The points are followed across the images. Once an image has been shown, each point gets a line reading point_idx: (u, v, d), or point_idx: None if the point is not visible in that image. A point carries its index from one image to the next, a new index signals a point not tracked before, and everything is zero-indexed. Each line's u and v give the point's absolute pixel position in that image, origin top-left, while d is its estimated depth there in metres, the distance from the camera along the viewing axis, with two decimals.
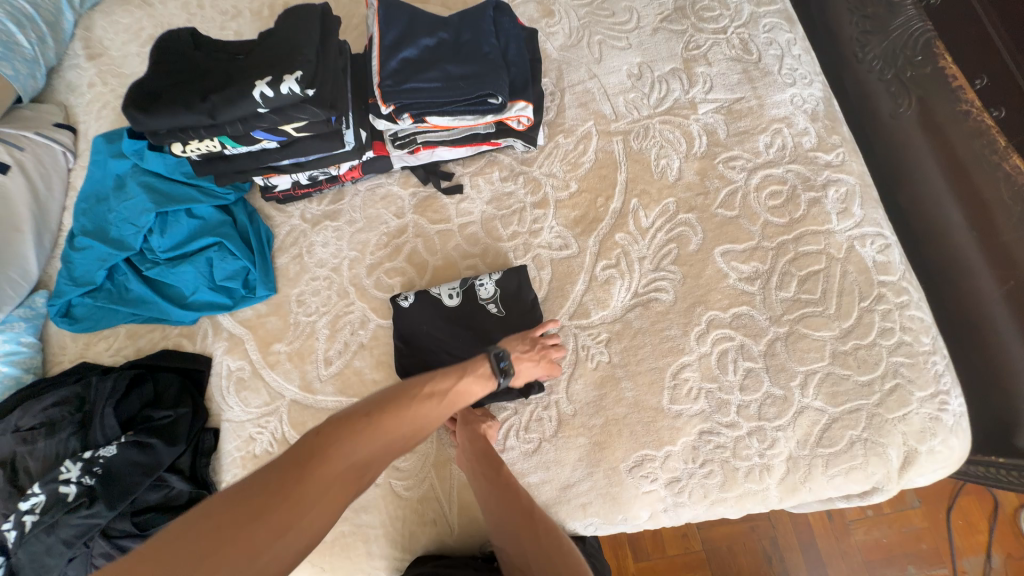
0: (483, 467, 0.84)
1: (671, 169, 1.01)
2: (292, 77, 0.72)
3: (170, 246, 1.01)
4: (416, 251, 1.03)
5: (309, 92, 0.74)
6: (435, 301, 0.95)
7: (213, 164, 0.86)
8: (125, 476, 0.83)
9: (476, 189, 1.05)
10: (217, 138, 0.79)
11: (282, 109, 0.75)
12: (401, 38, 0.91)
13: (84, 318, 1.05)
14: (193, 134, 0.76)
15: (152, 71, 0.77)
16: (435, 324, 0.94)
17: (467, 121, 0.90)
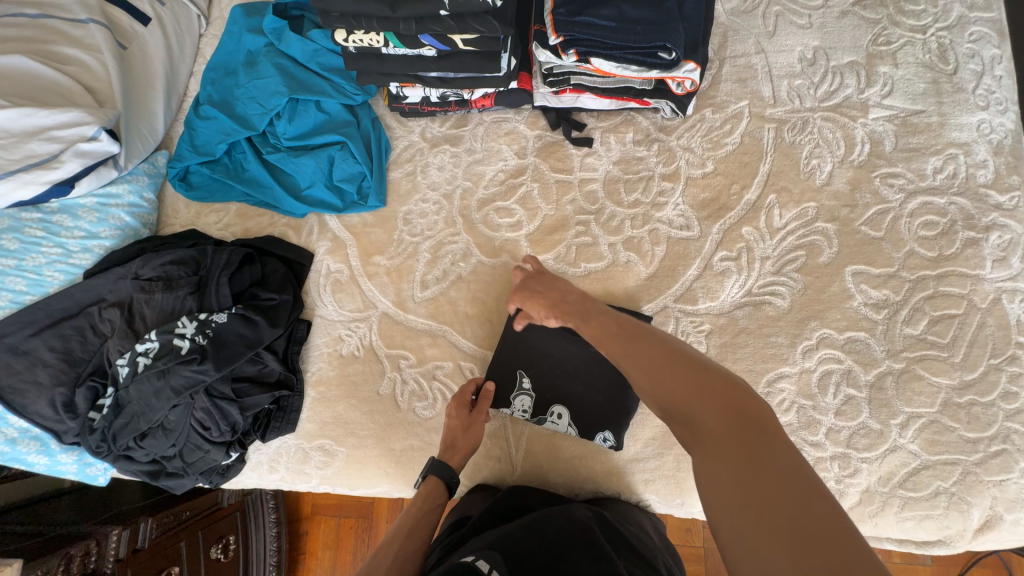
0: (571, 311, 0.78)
1: (821, 172, 0.94)
2: None
3: (294, 135, 1.01)
4: (531, 197, 1.01)
5: (496, 4, 0.70)
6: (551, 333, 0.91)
7: (363, 60, 0.84)
8: (231, 344, 0.88)
9: (605, 146, 1.00)
10: (383, 33, 0.76)
11: (463, 16, 0.71)
12: None
13: (198, 187, 1.08)
14: (365, 23, 0.73)
15: None
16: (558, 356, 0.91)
17: (629, 71, 0.85)
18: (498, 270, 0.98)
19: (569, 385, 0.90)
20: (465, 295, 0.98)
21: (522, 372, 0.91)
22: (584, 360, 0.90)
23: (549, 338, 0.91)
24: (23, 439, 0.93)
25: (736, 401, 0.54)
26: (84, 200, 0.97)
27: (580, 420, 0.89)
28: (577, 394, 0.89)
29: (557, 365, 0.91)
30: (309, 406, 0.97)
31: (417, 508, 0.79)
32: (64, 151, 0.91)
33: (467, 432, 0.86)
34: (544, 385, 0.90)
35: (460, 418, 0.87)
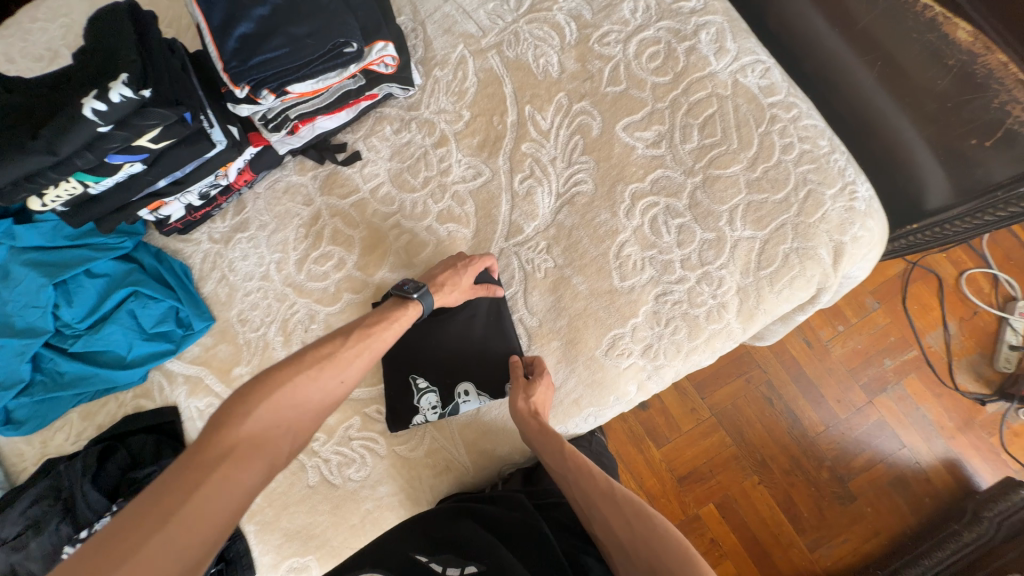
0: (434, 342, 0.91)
1: (553, 65, 1.00)
2: (120, 81, 0.66)
3: (85, 313, 0.95)
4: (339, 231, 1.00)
5: (145, 93, 0.68)
6: (423, 333, 0.92)
7: (87, 209, 0.81)
8: None
9: (374, 150, 1.02)
10: (73, 178, 0.73)
11: (129, 122, 0.70)
12: (229, 15, 0.83)
13: (28, 418, 0.97)
14: (43, 178, 0.70)
15: None
16: (438, 347, 0.92)
17: (332, 79, 0.86)
18: (349, 311, 0.97)
19: (463, 362, 0.91)
20: None
21: (417, 380, 0.90)
22: (462, 334, 0.92)
23: (419, 338, 0.92)
24: None
25: (659, 523, 0.67)
26: None
27: (488, 386, 0.90)
28: (473, 366, 0.90)
29: (441, 354, 0.91)
30: (257, 540, 0.92)
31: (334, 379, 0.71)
32: None
33: (460, 288, 0.87)
34: (441, 377, 0.90)
35: (468, 276, 0.87)
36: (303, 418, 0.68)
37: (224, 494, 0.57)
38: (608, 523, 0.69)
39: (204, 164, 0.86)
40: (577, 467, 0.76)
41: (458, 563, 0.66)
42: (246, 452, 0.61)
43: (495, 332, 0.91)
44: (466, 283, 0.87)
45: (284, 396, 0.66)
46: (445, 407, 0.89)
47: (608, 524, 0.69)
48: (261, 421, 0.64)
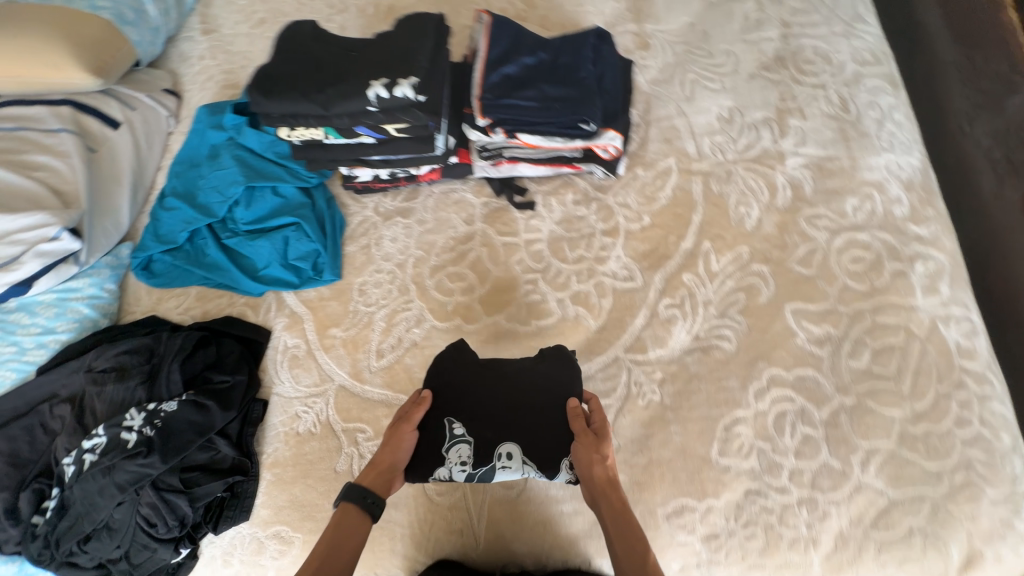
0: (491, 386, 0.84)
1: (750, 218, 0.98)
2: (409, 82, 0.77)
3: (252, 219, 1.07)
4: (478, 261, 1.04)
5: (421, 98, 0.78)
6: (478, 372, 0.85)
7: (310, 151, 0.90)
8: (180, 432, 0.87)
9: (548, 209, 1.06)
10: (322, 128, 0.83)
11: (390, 109, 0.79)
12: (504, 54, 0.94)
13: (161, 274, 1.10)
14: (303, 121, 0.80)
15: (275, 57, 0.82)
16: (492, 395, 0.83)
17: (556, 142, 0.92)
18: (452, 334, 0.99)
19: (518, 420, 0.81)
20: (420, 361, 0.98)
21: (452, 425, 0.81)
22: (520, 387, 0.84)
23: (477, 380, 0.85)
24: None
25: None
26: (43, 297, 1.00)
27: (535, 456, 0.80)
28: (524, 425, 0.81)
29: (494, 400, 0.83)
30: (264, 490, 0.93)
31: (351, 522, 0.70)
32: (25, 253, 0.94)
33: (393, 448, 0.78)
34: (482, 429, 0.81)
35: (404, 428, 0.79)
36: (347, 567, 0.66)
37: None
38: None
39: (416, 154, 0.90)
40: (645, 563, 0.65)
41: None
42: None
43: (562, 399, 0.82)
44: (405, 436, 0.79)
45: (330, 539, 0.68)
46: (477, 464, 0.79)
47: None
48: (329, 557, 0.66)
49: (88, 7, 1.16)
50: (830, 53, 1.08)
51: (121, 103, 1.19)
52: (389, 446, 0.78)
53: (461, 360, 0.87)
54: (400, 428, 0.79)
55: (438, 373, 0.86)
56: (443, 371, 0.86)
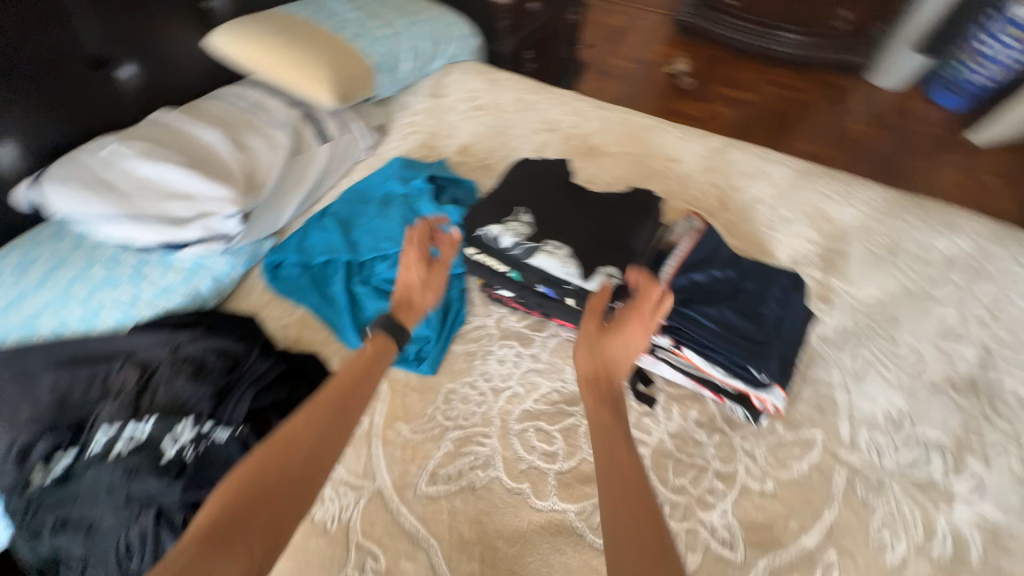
0: (593, 202, 0.97)
1: (893, 552, 0.82)
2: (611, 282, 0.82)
3: (388, 279, 1.08)
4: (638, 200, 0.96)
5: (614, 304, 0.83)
6: (545, 198, 0.96)
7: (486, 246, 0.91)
8: None
9: (666, 414, 0.97)
10: (507, 270, 0.91)
11: (607, 215, 0.93)
12: (698, 262, 0.93)
13: (282, 280, 1.12)
14: (496, 259, 0.91)
15: (528, 167, 1.01)
16: (572, 208, 0.94)
17: (716, 372, 0.86)
18: (513, 499, 0.88)
19: (592, 218, 0.92)
20: (469, 509, 0.87)
21: (520, 214, 0.93)
22: (605, 209, 0.94)
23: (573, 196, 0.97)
24: None
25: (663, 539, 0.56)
26: (183, 259, 1.03)
27: (578, 260, 0.85)
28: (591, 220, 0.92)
29: (575, 209, 0.94)
30: None
31: (372, 355, 0.79)
32: (194, 220, 1.01)
33: (423, 266, 0.89)
34: (531, 223, 0.91)
35: (409, 257, 0.88)
36: (343, 416, 0.69)
37: (308, 456, 0.64)
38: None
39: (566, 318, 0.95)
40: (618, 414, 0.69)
41: None
42: (333, 423, 0.68)
43: (645, 215, 0.92)
44: (411, 255, 0.88)
45: (340, 384, 0.73)
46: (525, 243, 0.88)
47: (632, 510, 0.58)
48: (326, 405, 0.70)
49: (365, 48, 1.34)
50: None
51: (338, 125, 1.32)
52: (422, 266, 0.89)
53: (545, 172, 1.02)
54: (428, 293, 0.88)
55: (530, 163, 1.03)
56: (532, 166, 1.02)
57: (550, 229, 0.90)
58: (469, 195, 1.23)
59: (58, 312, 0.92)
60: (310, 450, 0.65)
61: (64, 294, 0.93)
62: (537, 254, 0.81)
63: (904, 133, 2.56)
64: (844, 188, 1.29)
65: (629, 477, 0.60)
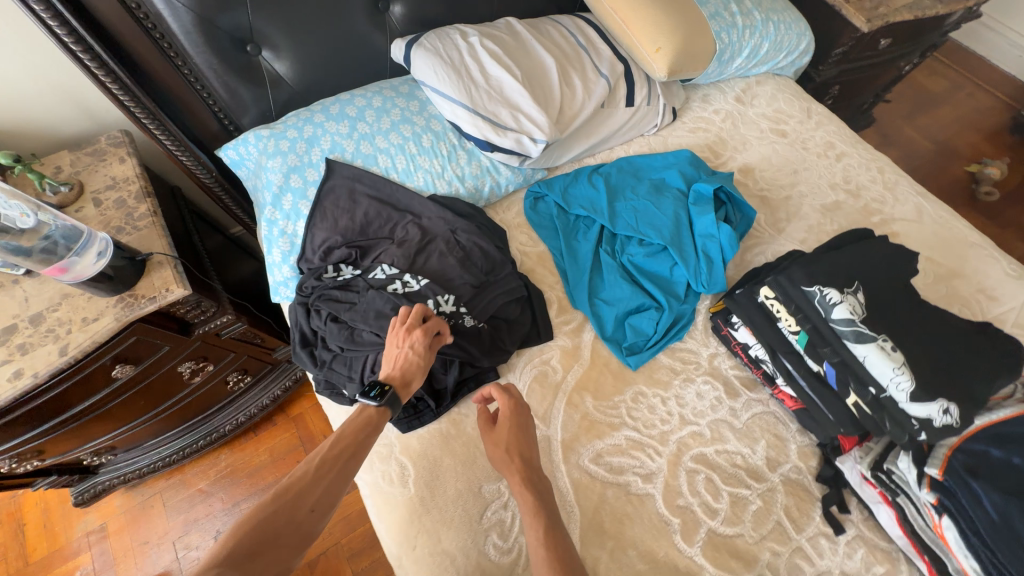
0: (930, 314, 0.88)
1: None
2: (941, 415, 0.77)
3: (636, 264, 1.10)
4: (989, 340, 0.85)
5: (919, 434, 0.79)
6: (882, 287, 0.90)
7: (807, 303, 0.90)
8: None
9: (849, 552, 0.87)
10: (801, 333, 0.91)
11: (945, 340, 0.85)
12: (1007, 437, 0.77)
13: (539, 214, 1.19)
14: (802, 318, 0.90)
15: (872, 247, 0.95)
16: (909, 314, 0.88)
17: (960, 558, 0.76)
18: (658, 524, 0.89)
19: (929, 335, 0.85)
20: (616, 506, 0.90)
21: (855, 291, 0.88)
22: (944, 333, 0.86)
23: (909, 299, 0.90)
24: (287, 235, 1.05)
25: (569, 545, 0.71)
26: (483, 159, 1.14)
27: (910, 372, 0.81)
28: (927, 336, 0.85)
29: (909, 315, 0.87)
30: (429, 429, 0.96)
31: (357, 433, 0.76)
32: (512, 131, 1.09)
33: (422, 363, 0.84)
34: (863, 306, 0.87)
35: (398, 338, 0.85)
36: (354, 460, 0.73)
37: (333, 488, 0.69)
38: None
39: (798, 397, 0.93)
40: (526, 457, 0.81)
41: None
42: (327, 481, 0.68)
43: (991, 362, 0.82)
44: (407, 339, 0.85)
45: (347, 438, 0.74)
46: (855, 324, 0.85)
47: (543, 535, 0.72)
48: (335, 453, 0.72)
49: (714, 32, 1.31)
50: None
51: (647, 95, 1.31)
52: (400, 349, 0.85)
53: (885, 257, 0.94)
54: (416, 376, 0.83)
55: (874, 243, 0.96)
56: (874, 246, 0.95)
57: (883, 324, 0.86)
58: (742, 223, 1.16)
59: (389, 156, 1.08)
60: (314, 499, 0.66)
61: (400, 146, 1.09)
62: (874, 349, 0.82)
63: None
64: None
65: (536, 495, 0.76)
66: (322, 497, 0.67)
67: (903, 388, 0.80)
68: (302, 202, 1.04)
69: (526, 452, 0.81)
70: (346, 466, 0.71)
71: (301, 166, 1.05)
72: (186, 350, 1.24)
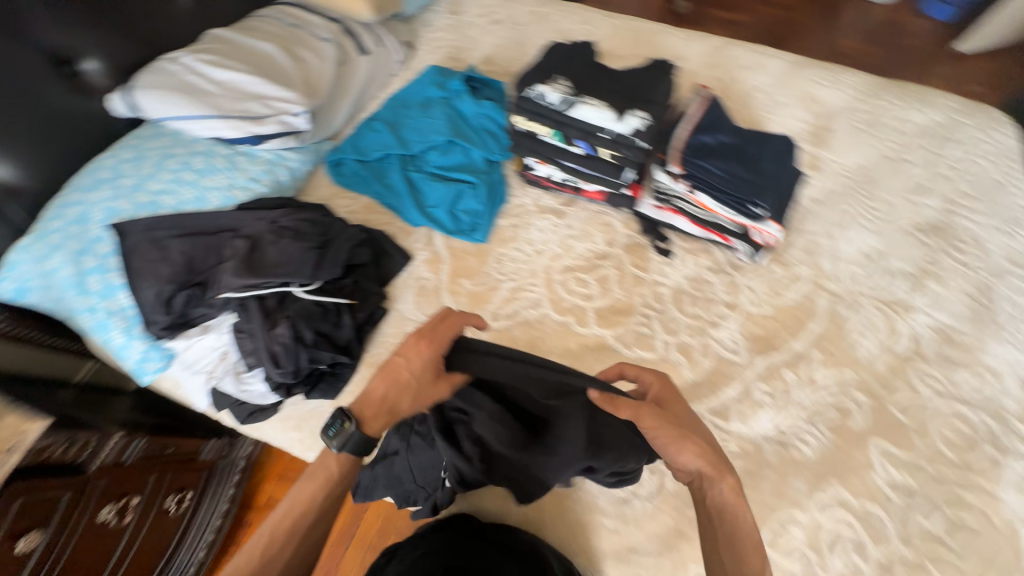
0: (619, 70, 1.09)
1: (864, 348, 1.04)
2: (641, 121, 1.00)
3: (440, 166, 1.26)
4: (654, 65, 1.11)
5: (644, 145, 1.03)
6: (575, 64, 1.08)
7: (535, 106, 1.04)
8: (307, 309, 1.01)
9: (682, 263, 1.16)
10: (550, 130, 1.07)
11: (630, 81, 1.08)
12: (707, 125, 1.10)
13: (345, 176, 1.29)
14: (540, 119, 1.06)
15: (556, 45, 1.12)
16: (599, 73, 1.07)
17: (726, 211, 1.07)
18: (561, 328, 1.10)
19: (620, 80, 1.06)
20: (526, 337, 1.08)
21: (558, 78, 1.05)
22: (630, 75, 1.08)
23: (598, 66, 1.10)
24: (117, 313, 1.03)
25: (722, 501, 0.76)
26: (263, 153, 1.20)
27: (615, 107, 1.00)
28: (619, 81, 1.06)
29: (603, 76, 1.07)
30: (356, 381, 1.05)
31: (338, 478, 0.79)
32: (272, 116, 1.16)
33: (431, 383, 0.81)
34: (567, 82, 1.04)
35: (411, 348, 0.81)
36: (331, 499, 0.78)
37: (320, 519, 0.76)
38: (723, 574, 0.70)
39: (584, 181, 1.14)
40: (687, 441, 0.78)
41: None
42: (311, 520, 0.75)
43: (661, 76, 1.07)
44: (417, 352, 0.81)
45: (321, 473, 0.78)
46: (567, 98, 1.02)
47: (711, 497, 0.76)
48: (310, 492, 0.77)
49: None
50: (983, 242, 1.16)
51: (374, 39, 1.44)
52: (406, 368, 0.80)
53: (568, 47, 1.13)
54: (413, 398, 0.80)
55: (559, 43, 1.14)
56: (560, 45, 1.13)
57: (586, 87, 1.04)
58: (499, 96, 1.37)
59: (173, 193, 1.09)
60: (298, 531, 0.74)
61: (176, 180, 1.10)
62: (586, 108, 1.01)
63: (896, 47, 2.63)
64: (833, 76, 1.43)
65: (698, 450, 0.77)
66: (308, 530, 0.75)
67: (618, 123, 1.01)
68: (111, 275, 1.02)
69: (681, 422, 0.81)
70: (326, 500, 0.77)
71: (87, 246, 1.02)
72: (96, 492, 1.16)
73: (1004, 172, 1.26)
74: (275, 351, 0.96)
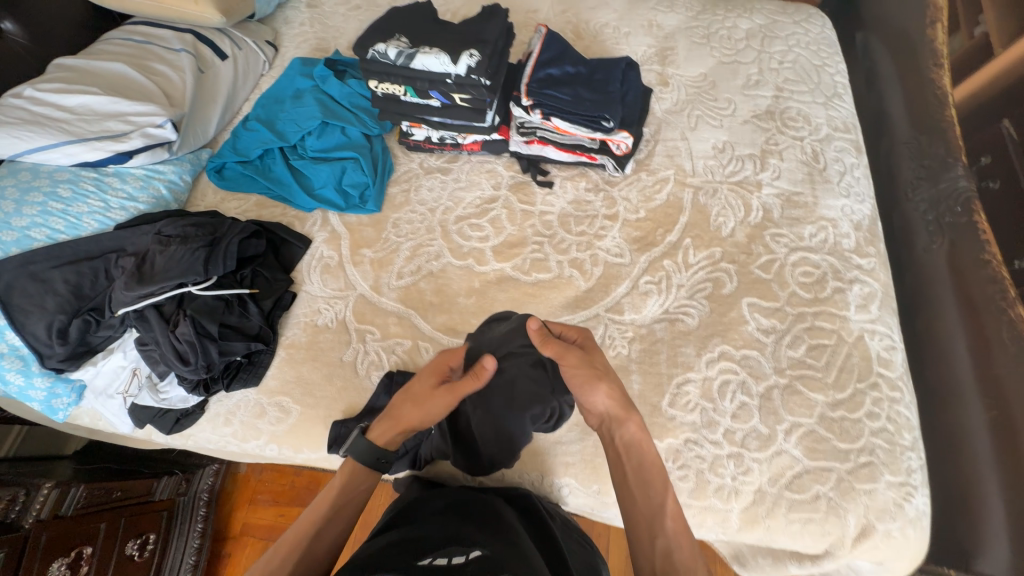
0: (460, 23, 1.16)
1: (726, 227, 1.18)
2: (472, 59, 1.06)
3: (319, 149, 1.29)
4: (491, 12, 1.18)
5: (485, 82, 1.09)
6: (416, 22, 1.14)
7: (382, 66, 1.10)
8: (209, 304, 1.04)
9: (562, 190, 1.27)
10: (403, 87, 1.13)
11: (468, 27, 1.14)
12: (552, 59, 1.21)
13: (230, 179, 1.30)
14: (391, 78, 1.12)
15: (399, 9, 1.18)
16: (439, 26, 1.14)
17: (581, 131, 1.18)
18: (464, 271, 1.17)
19: (458, 29, 1.14)
20: (433, 286, 1.15)
21: (399, 37, 1.10)
22: (469, 24, 1.15)
23: (439, 21, 1.16)
24: (9, 355, 1.02)
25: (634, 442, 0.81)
26: (135, 170, 1.19)
27: (450, 53, 1.07)
28: (457, 30, 1.13)
29: (443, 28, 1.14)
30: (278, 364, 1.08)
31: (335, 503, 0.81)
32: (133, 132, 1.16)
33: (428, 404, 0.86)
34: (407, 39, 1.10)
35: (423, 375, 0.89)
36: (325, 527, 0.79)
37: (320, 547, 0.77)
38: (625, 478, 0.80)
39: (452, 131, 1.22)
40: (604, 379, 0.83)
41: (465, 551, 0.69)
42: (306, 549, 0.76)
43: (496, 19, 1.15)
44: (426, 377, 0.88)
45: (322, 501, 0.82)
46: (407, 52, 1.08)
47: (626, 440, 0.81)
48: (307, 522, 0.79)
49: None
50: (810, 117, 1.33)
51: (232, 43, 1.45)
52: (415, 391, 0.87)
53: (411, 9, 1.18)
54: (415, 420, 0.86)
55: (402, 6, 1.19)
56: (403, 8, 1.19)
57: (424, 40, 1.10)
58: None
59: (43, 226, 1.07)
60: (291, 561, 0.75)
61: (43, 212, 1.07)
62: (424, 57, 1.07)
63: None
64: (668, 1, 1.57)
65: (611, 392, 0.82)
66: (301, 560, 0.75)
67: (455, 66, 1.07)
68: None
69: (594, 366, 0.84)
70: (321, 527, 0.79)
71: None
72: (36, 551, 1.12)
73: (820, 56, 1.44)
74: (185, 349, 0.98)
